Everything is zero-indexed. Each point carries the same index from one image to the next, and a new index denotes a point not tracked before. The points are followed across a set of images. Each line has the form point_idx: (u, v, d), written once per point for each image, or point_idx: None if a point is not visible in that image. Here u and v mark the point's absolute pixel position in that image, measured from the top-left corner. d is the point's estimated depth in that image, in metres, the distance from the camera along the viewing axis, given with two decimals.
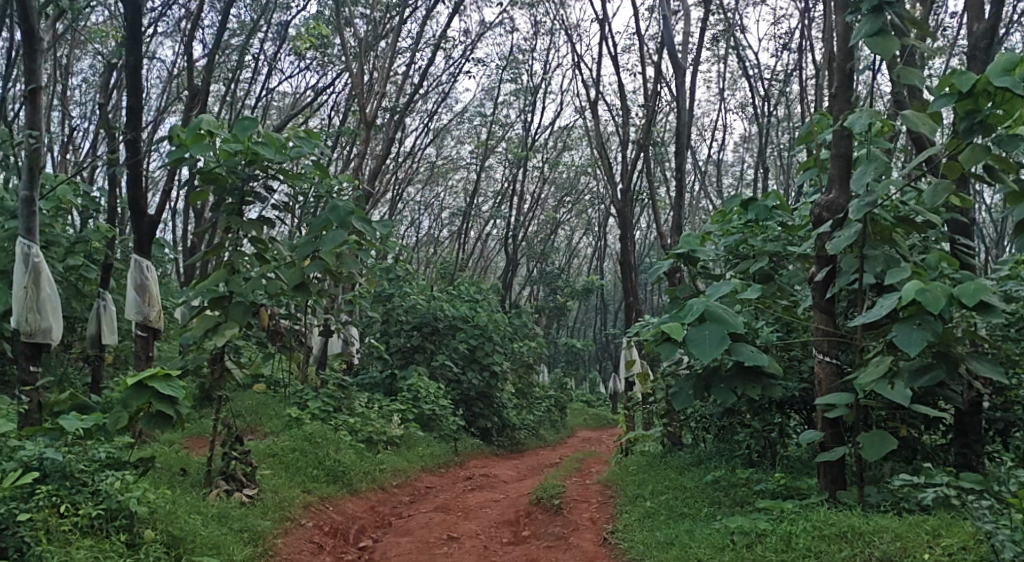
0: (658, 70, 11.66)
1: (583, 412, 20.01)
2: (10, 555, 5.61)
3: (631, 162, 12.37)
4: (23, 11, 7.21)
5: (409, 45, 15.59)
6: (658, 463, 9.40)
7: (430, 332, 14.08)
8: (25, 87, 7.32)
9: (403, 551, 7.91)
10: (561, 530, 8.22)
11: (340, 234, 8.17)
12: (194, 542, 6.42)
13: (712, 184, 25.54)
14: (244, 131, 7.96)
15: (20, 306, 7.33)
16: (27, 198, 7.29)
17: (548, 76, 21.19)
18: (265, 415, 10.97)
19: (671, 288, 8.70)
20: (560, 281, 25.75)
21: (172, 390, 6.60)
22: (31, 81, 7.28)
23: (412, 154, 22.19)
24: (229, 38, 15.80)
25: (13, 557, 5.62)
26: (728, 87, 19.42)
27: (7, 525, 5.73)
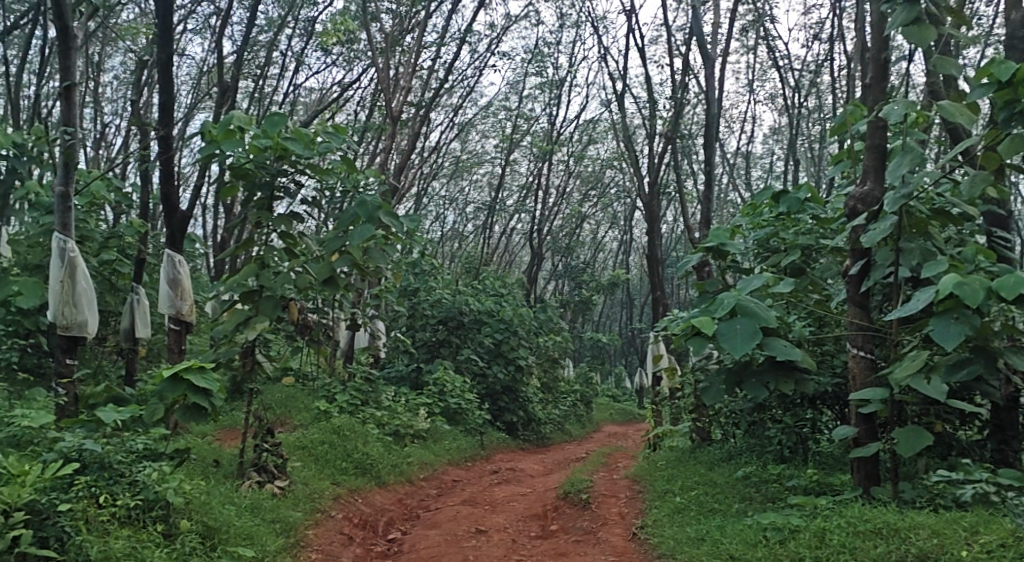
0: (686, 63, 11.57)
1: (609, 406, 19.97)
2: (51, 544, 5.57)
3: (660, 156, 12.30)
4: (57, 9, 7.23)
5: (435, 39, 15.56)
6: (686, 458, 9.36)
7: (455, 326, 14.22)
8: (59, 85, 7.34)
9: (432, 544, 7.92)
10: (590, 525, 8.23)
11: (367, 229, 8.26)
12: (228, 533, 6.48)
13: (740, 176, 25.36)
14: (273, 126, 8.04)
15: (56, 299, 7.36)
16: (62, 193, 7.37)
17: (573, 69, 21.13)
18: (294, 407, 11.04)
19: (700, 282, 8.65)
20: (585, 275, 25.68)
21: (207, 382, 6.64)
22: (65, 78, 7.32)
23: (437, 148, 22.18)
24: (257, 35, 15.86)
25: (53, 546, 5.57)
26: (758, 78, 19.23)
27: (48, 514, 5.65)
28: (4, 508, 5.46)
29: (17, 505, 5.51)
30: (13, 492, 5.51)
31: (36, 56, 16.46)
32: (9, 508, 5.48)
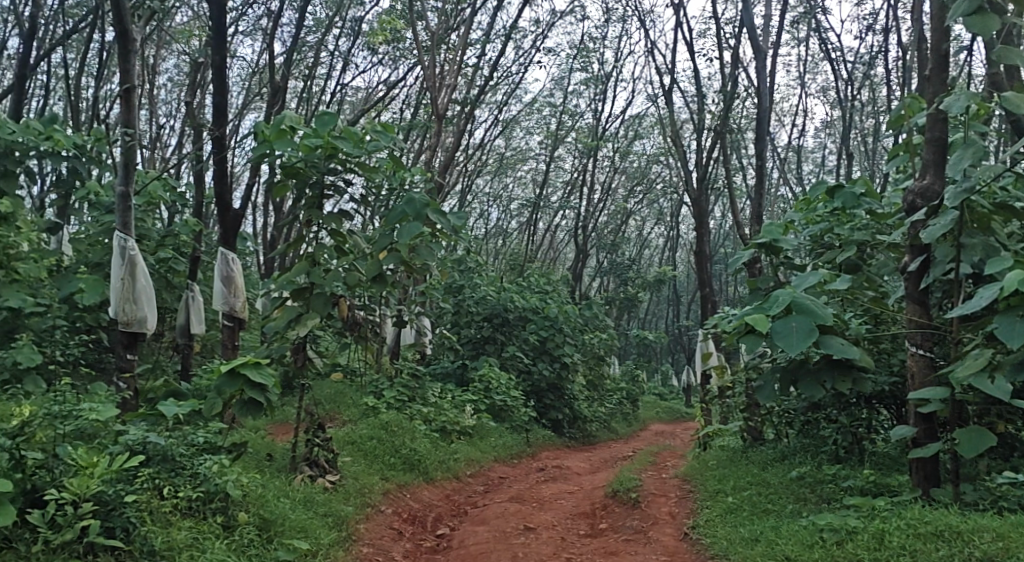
0: (736, 57, 11.46)
1: (656, 405, 19.83)
2: (118, 535, 5.56)
3: (709, 152, 12.16)
4: (117, 13, 7.34)
5: (480, 37, 15.59)
6: (738, 457, 9.24)
7: (500, 323, 14.20)
8: (120, 88, 7.46)
9: (481, 540, 7.91)
10: (640, 524, 8.17)
11: (416, 226, 8.18)
12: (284, 525, 6.56)
13: (791, 171, 25.00)
14: (324, 126, 8.09)
15: (117, 297, 7.53)
16: (123, 193, 7.51)
17: (619, 64, 21.04)
18: (343, 404, 11.12)
19: (751, 279, 8.59)
20: (631, 272, 25.52)
21: (263, 377, 6.73)
22: (125, 81, 7.43)
23: (482, 145, 22.21)
24: (305, 35, 16.00)
25: (120, 537, 5.57)
26: (809, 70, 18.96)
27: (115, 505, 5.65)
28: (73, 499, 5.46)
29: (85, 496, 5.50)
30: (81, 483, 5.49)
31: (95, 59, 16.78)
32: (76, 498, 5.48)
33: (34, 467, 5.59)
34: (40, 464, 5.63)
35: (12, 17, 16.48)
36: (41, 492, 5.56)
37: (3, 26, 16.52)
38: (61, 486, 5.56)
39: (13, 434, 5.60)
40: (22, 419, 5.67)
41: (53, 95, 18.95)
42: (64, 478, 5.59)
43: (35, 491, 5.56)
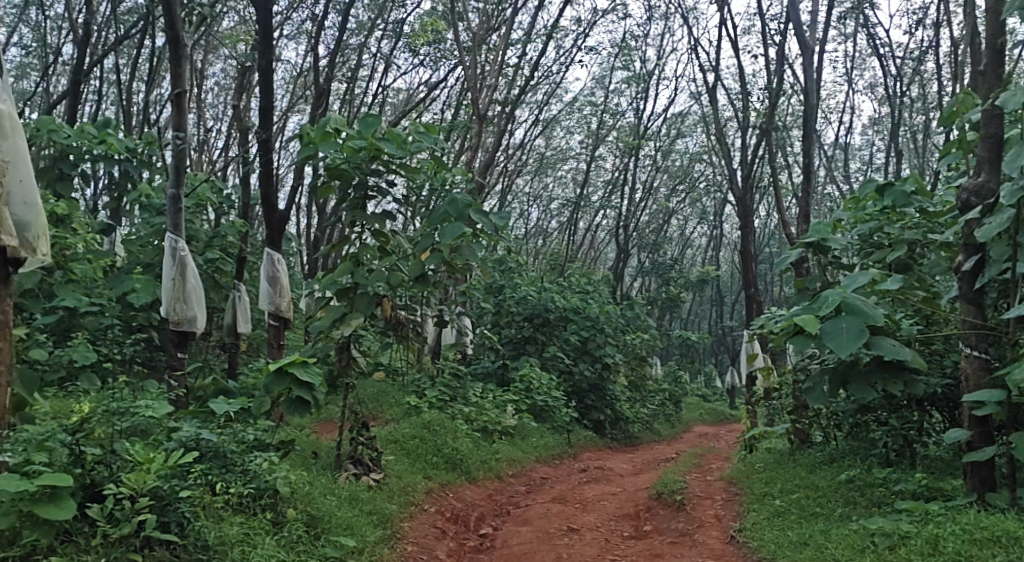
0: (781, 54, 11.33)
1: (700, 407, 19.66)
2: (172, 530, 5.57)
3: (755, 150, 12.02)
4: (168, 18, 7.43)
5: (521, 37, 15.59)
6: (785, 459, 9.11)
7: (541, 323, 14.17)
8: (171, 92, 7.57)
9: (524, 540, 7.86)
10: (685, 526, 8.09)
11: (458, 226, 8.20)
12: (331, 522, 6.61)
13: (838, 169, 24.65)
14: (367, 128, 8.07)
15: (168, 296, 7.62)
16: (173, 195, 7.61)
17: (661, 62, 20.89)
18: (385, 403, 11.15)
19: (799, 279, 8.50)
20: (673, 272, 25.30)
21: (312, 377, 6.78)
22: (176, 85, 7.54)
23: (522, 145, 22.18)
24: (347, 37, 16.10)
25: (175, 531, 5.58)
26: (856, 66, 18.67)
27: (169, 500, 5.63)
28: (130, 494, 5.45)
29: (142, 491, 5.49)
30: (138, 478, 5.47)
31: (146, 64, 17.04)
32: (134, 493, 5.48)
33: (93, 462, 5.63)
34: (98, 459, 5.65)
35: (65, 23, 16.80)
36: (100, 487, 5.57)
37: (57, 33, 16.86)
38: (118, 481, 5.57)
39: (73, 430, 5.69)
40: (81, 415, 5.76)
41: (104, 100, 19.28)
42: (122, 473, 5.60)
43: (94, 486, 5.58)
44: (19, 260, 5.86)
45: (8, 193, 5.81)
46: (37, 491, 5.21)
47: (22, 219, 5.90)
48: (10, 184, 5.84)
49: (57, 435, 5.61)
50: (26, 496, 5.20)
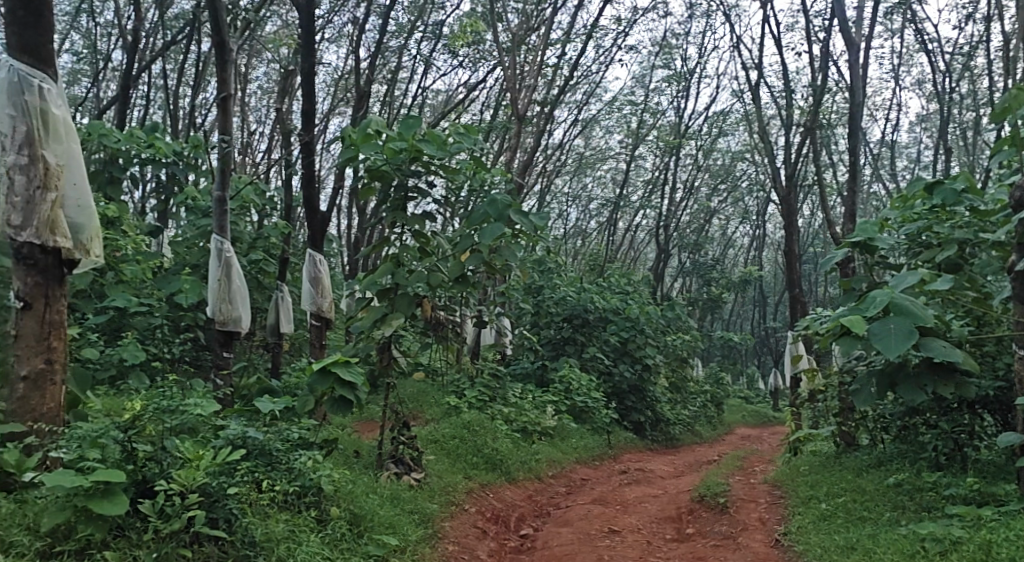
0: (826, 50, 11.18)
1: (743, 409, 19.44)
2: (220, 525, 5.59)
3: (799, 149, 11.87)
4: (214, 23, 7.49)
5: (560, 37, 15.55)
6: (831, 462, 8.96)
7: (580, 324, 14.12)
8: (217, 96, 7.65)
9: (565, 542, 7.80)
10: (728, 529, 8.00)
11: (498, 227, 8.21)
12: (373, 521, 6.62)
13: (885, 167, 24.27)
14: (408, 129, 8.07)
15: (214, 296, 7.70)
16: (219, 198, 7.67)
17: (703, 60, 20.72)
18: (425, 403, 11.17)
19: (844, 279, 8.37)
20: (714, 272, 25.08)
21: (354, 376, 6.79)
22: (222, 90, 7.62)
23: (561, 145, 22.12)
24: (388, 39, 16.15)
25: (223, 527, 5.61)
26: (904, 62, 18.35)
27: (218, 497, 5.65)
28: (180, 490, 5.47)
29: (192, 487, 5.52)
30: (188, 475, 5.51)
31: (192, 69, 17.25)
32: (184, 489, 5.51)
33: (144, 458, 5.63)
34: (149, 456, 5.65)
35: (115, 30, 17.07)
36: (151, 483, 5.58)
37: (107, 39, 17.12)
38: (169, 477, 5.58)
39: (126, 426, 5.65)
40: (132, 412, 5.70)
41: (152, 105, 19.56)
42: (172, 470, 5.61)
43: (146, 482, 5.58)
44: (72, 261, 5.99)
45: (62, 197, 5.90)
46: (91, 487, 5.25)
47: (75, 222, 5.99)
48: (65, 187, 5.94)
49: (109, 431, 5.58)
50: (81, 491, 5.25)
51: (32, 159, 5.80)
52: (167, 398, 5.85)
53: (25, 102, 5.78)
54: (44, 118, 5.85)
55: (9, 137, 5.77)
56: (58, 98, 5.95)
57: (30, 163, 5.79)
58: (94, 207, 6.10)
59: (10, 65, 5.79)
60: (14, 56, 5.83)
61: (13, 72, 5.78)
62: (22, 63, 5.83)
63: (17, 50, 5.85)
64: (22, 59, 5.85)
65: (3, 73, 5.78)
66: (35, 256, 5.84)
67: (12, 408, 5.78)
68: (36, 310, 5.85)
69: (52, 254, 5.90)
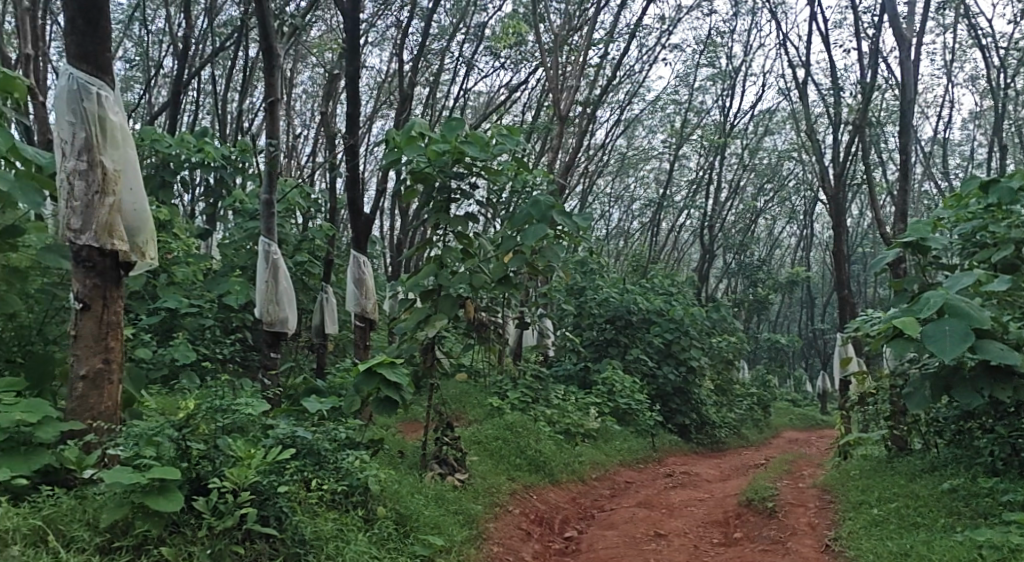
0: (875, 47, 10.99)
1: (790, 412, 19.21)
2: (270, 523, 5.60)
3: (847, 148, 11.68)
4: (262, 29, 7.52)
5: (603, 36, 15.47)
6: (882, 467, 8.78)
7: (624, 325, 14.03)
8: (264, 101, 7.69)
9: (610, 544, 7.73)
10: (777, 534, 7.87)
11: (541, 228, 8.16)
12: (419, 521, 6.61)
13: (937, 165, 23.86)
14: (451, 131, 8.00)
15: (262, 298, 7.74)
16: (267, 200, 7.71)
17: (748, 58, 20.49)
18: (468, 404, 11.14)
19: (896, 280, 8.20)
20: (760, 273, 24.80)
21: (399, 377, 6.78)
22: (269, 94, 7.65)
23: (604, 145, 22.02)
24: (431, 41, 16.17)
25: (273, 524, 5.61)
26: (957, 57, 17.99)
27: (267, 495, 5.66)
28: (233, 487, 5.50)
29: (244, 485, 5.52)
30: (240, 473, 5.51)
31: (239, 73, 17.42)
32: (236, 487, 5.51)
33: (198, 456, 5.60)
34: (202, 454, 5.62)
35: (165, 37, 17.32)
36: (205, 480, 5.59)
37: (158, 46, 17.36)
38: (222, 475, 5.59)
39: (180, 425, 5.61)
40: (187, 410, 5.67)
41: (200, 109, 19.80)
42: (225, 468, 5.61)
43: (199, 480, 5.59)
44: (128, 264, 6.02)
45: (119, 202, 5.93)
46: (148, 483, 5.30)
47: (131, 225, 6.02)
48: (122, 192, 5.97)
49: (165, 429, 5.56)
50: (138, 488, 5.29)
51: (91, 165, 5.83)
52: (218, 398, 5.86)
53: (84, 108, 5.84)
54: (102, 125, 5.89)
55: (69, 142, 5.81)
56: (115, 105, 6.00)
57: (89, 168, 5.83)
58: (149, 211, 6.11)
59: (69, 72, 5.87)
60: (73, 64, 5.90)
61: (72, 79, 5.85)
62: (81, 70, 5.90)
63: (76, 58, 5.93)
64: (81, 66, 5.92)
65: (63, 80, 5.86)
66: (93, 258, 5.88)
67: (72, 406, 5.83)
68: (95, 311, 5.90)
69: (110, 257, 5.94)
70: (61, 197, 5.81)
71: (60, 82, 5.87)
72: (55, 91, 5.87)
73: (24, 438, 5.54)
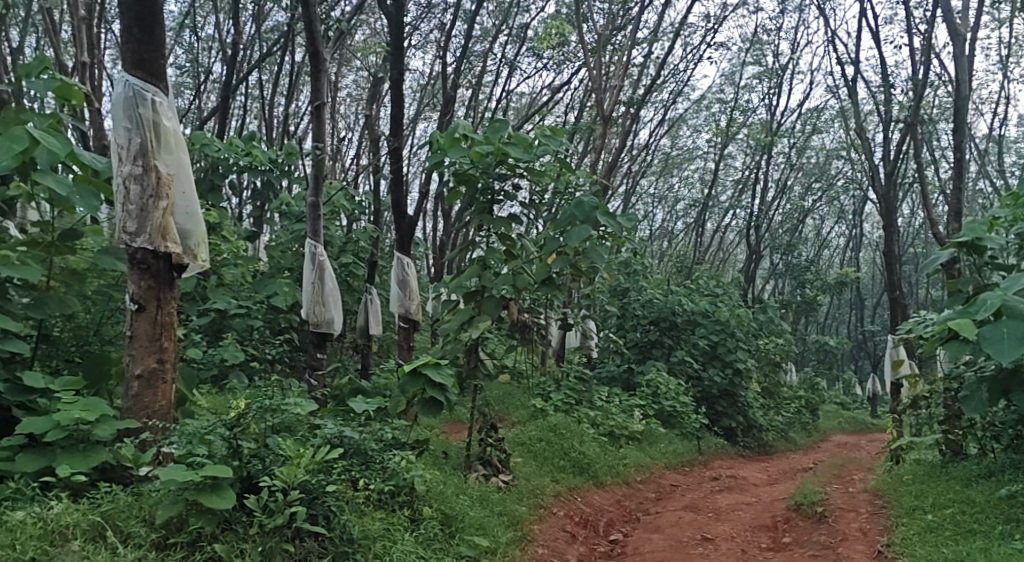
0: (928, 44, 10.77)
1: (839, 416, 18.91)
2: (319, 522, 5.58)
3: (898, 146, 11.46)
4: (310, 32, 7.52)
5: (648, 35, 15.36)
6: (936, 472, 8.56)
7: (668, 327, 13.91)
8: (310, 105, 7.70)
9: (656, 548, 7.63)
10: (828, 539, 7.71)
11: (586, 229, 8.09)
12: (464, 522, 6.57)
13: (991, 163, 23.36)
14: (495, 133, 7.97)
15: (309, 300, 7.76)
16: (314, 203, 7.73)
17: (795, 56, 20.22)
18: (512, 406, 11.10)
19: (951, 282, 8.00)
20: (808, 273, 24.46)
21: (444, 377, 6.75)
22: (315, 98, 7.67)
23: (648, 145, 21.88)
24: (474, 42, 16.16)
25: (322, 523, 5.59)
26: (1014, 52, 17.56)
27: (316, 494, 5.63)
28: (283, 486, 5.47)
29: (293, 484, 5.51)
30: (290, 472, 5.50)
31: (285, 77, 17.57)
32: (286, 486, 5.50)
33: (249, 455, 5.62)
34: (253, 453, 5.64)
35: (215, 43, 17.53)
36: (256, 479, 5.59)
37: (207, 52, 17.59)
38: (272, 474, 5.58)
39: (231, 424, 5.64)
40: (238, 409, 5.71)
41: (248, 113, 20.01)
42: (275, 467, 5.60)
43: (250, 478, 5.59)
44: (181, 266, 6.06)
45: (173, 205, 5.96)
46: (201, 481, 5.30)
47: (184, 228, 6.05)
48: (176, 195, 6.00)
49: (216, 428, 5.59)
50: (191, 486, 5.31)
51: (146, 169, 5.88)
52: (267, 397, 5.94)
53: (140, 115, 5.89)
54: (157, 131, 5.93)
55: (125, 148, 5.85)
56: (169, 111, 6.04)
57: (144, 173, 5.87)
58: (201, 214, 6.15)
59: (125, 79, 5.92)
60: (129, 71, 5.95)
61: (128, 86, 5.90)
62: (136, 77, 5.95)
63: (132, 65, 5.97)
64: (136, 73, 5.97)
65: (119, 87, 5.91)
66: (148, 260, 5.93)
67: (128, 405, 5.88)
68: (149, 312, 5.93)
69: (163, 259, 5.98)
70: (117, 201, 5.86)
71: (116, 89, 5.92)
72: (111, 98, 5.93)
73: (83, 435, 5.61)
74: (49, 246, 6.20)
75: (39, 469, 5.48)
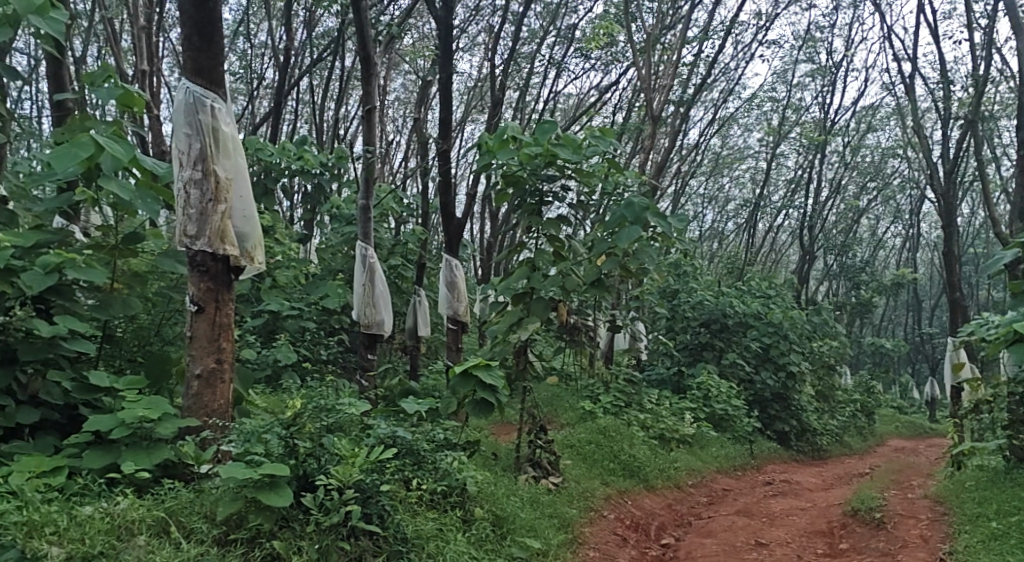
0: (988, 39, 10.49)
1: (896, 420, 18.54)
2: (373, 521, 5.57)
3: (958, 144, 11.19)
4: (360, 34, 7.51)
5: (698, 34, 15.20)
6: (1000, 478, 8.31)
7: (719, 329, 13.73)
8: (361, 108, 7.71)
9: (709, 553, 7.51)
10: (887, 546, 7.54)
11: (635, 230, 7.98)
12: (515, 523, 6.54)
13: None
14: (543, 134, 7.90)
15: (360, 301, 7.76)
16: (364, 205, 7.73)
17: (849, 53, 19.88)
18: (560, 408, 11.02)
19: (1014, 283, 7.76)
20: (862, 274, 24.06)
21: (495, 379, 6.71)
22: (366, 102, 7.68)
23: (698, 145, 21.67)
24: (523, 43, 16.11)
25: (376, 522, 5.58)
26: None
27: (371, 493, 5.62)
28: (338, 485, 5.48)
29: (349, 483, 5.53)
30: (345, 471, 5.51)
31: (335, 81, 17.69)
32: (342, 485, 5.51)
33: (305, 454, 5.61)
34: (309, 452, 5.63)
35: (267, 49, 17.71)
36: (312, 477, 5.59)
37: (260, 59, 17.77)
38: (327, 473, 5.58)
39: (287, 423, 5.65)
40: (294, 409, 5.71)
41: (300, 118, 20.19)
42: (330, 466, 5.60)
43: (306, 477, 5.59)
44: (238, 269, 6.08)
45: (231, 209, 6.00)
46: (260, 479, 5.32)
47: (242, 231, 6.08)
48: (234, 199, 6.03)
49: (273, 427, 5.60)
50: (250, 483, 5.32)
51: (206, 174, 5.91)
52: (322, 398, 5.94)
53: (199, 120, 5.93)
54: (216, 136, 5.97)
55: (185, 153, 5.90)
56: (228, 116, 6.07)
57: (204, 177, 5.91)
58: (258, 218, 6.17)
59: (186, 86, 5.96)
60: (189, 78, 6.00)
61: (188, 93, 5.95)
62: (196, 84, 5.99)
63: (192, 72, 6.02)
64: (196, 80, 6.01)
65: (179, 94, 5.96)
66: (207, 263, 5.96)
67: (188, 404, 5.92)
68: (207, 313, 5.96)
69: (222, 262, 6.00)
70: (178, 205, 5.91)
71: (177, 96, 5.97)
72: (172, 105, 5.98)
73: (146, 433, 5.63)
74: (113, 248, 6.26)
75: (104, 466, 5.54)
